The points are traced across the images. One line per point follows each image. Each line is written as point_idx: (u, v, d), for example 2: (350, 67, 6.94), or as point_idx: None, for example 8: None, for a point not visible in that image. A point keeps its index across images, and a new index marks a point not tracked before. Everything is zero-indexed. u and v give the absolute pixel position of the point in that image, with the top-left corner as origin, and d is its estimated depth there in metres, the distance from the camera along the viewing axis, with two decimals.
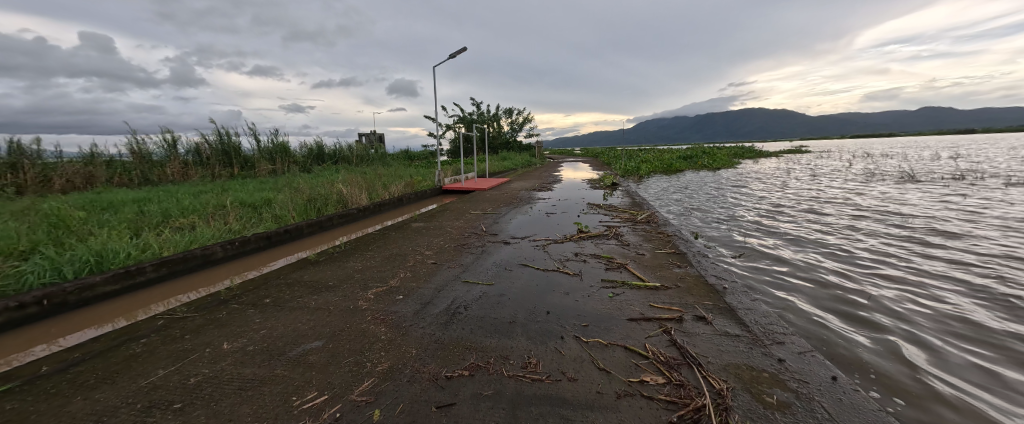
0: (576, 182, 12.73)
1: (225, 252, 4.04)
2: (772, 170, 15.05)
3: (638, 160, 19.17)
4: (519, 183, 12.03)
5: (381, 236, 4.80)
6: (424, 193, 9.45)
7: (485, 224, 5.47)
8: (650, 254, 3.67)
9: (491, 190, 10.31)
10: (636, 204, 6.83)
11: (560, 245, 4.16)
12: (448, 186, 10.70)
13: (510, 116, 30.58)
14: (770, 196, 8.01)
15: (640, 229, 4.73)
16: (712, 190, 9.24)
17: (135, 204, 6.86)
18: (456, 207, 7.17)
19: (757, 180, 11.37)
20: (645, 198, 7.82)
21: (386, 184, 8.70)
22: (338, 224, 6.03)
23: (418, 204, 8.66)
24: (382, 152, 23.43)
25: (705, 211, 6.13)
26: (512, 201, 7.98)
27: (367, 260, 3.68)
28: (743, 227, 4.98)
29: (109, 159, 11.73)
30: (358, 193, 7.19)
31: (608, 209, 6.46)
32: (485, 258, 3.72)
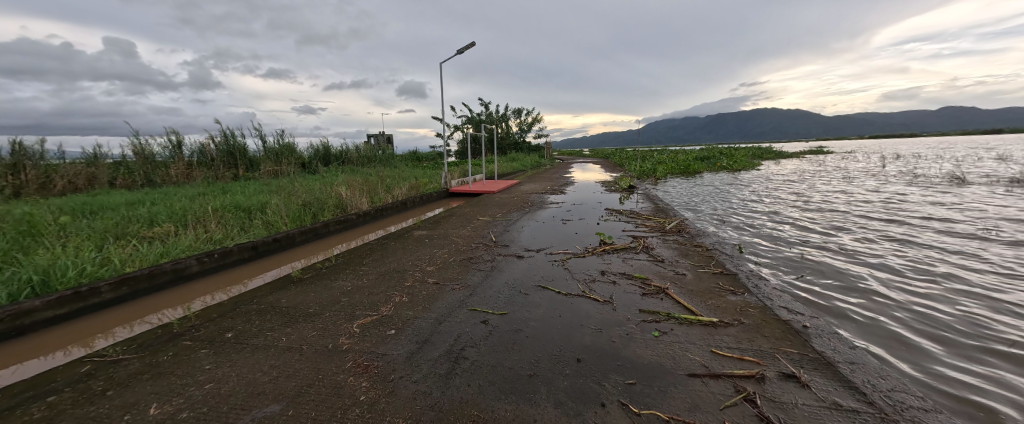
0: (590, 184, 12.13)
1: (201, 266, 3.57)
2: (797, 172, 14.21)
3: (653, 161, 18.46)
4: (529, 185, 11.49)
5: (379, 246, 4.30)
6: (429, 197, 8.96)
7: (494, 233, 4.93)
8: (692, 274, 3.07)
9: (500, 192, 9.79)
10: (659, 210, 6.23)
11: (582, 260, 3.59)
12: (455, 189, 10.22)
13: (519, 116, 30.08)
14: (803, 201, 7.35)
15: (672, 241, 4.13)
16: (737, 194, 8.59)
17: (126, 207, 6.52)
18: (463, 212, 6.65)
19: (783, 183, 10.64)
20: (668, 203, 7.20)
21: (389, 187, 8.24)
22: (335, 232, 5.55)
23: (423, 209, 8.16)
24: (389, 153, 23.13)
25: (739, 219, 5.50)
26: (523, 206, 7.44)
27: (358, 278, 3.16)
28: (787, 238, 4.37)
29: (112, 160, 11.54)
30: (358, 197, 6.73)
31: (630, 215, 5.86)
32: (495, 277, 3.18)
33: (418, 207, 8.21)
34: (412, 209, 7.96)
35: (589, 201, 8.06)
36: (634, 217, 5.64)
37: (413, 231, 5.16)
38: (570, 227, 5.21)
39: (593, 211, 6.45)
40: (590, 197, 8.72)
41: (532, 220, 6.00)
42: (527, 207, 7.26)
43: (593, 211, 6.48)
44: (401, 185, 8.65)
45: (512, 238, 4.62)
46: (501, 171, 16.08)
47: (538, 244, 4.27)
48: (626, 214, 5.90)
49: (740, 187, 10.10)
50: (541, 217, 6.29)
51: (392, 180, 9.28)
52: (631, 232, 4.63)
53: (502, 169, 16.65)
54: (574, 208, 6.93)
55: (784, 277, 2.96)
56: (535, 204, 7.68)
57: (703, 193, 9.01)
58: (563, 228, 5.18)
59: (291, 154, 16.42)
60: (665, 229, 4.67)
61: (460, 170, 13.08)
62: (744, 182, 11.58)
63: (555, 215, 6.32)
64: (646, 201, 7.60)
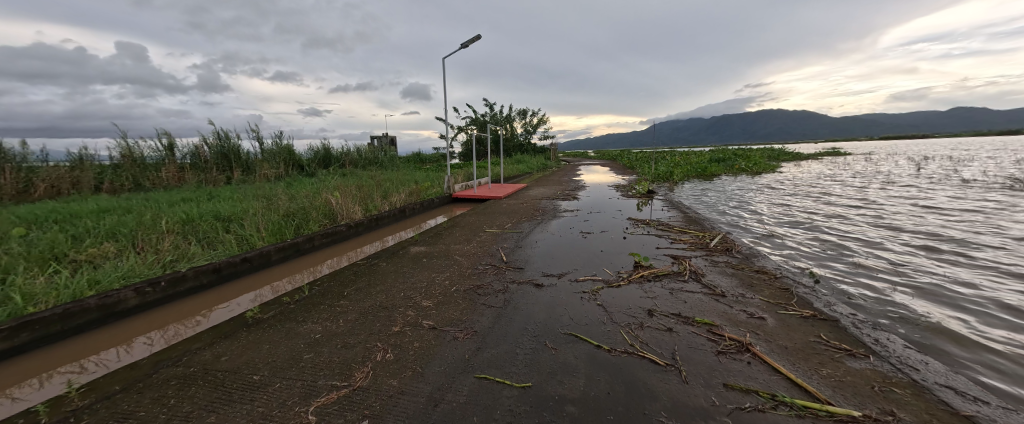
0: (602, 188, 11.41)
1: (143, 300, 2.88)
2: (821, 176, 13.42)
3: (665, 163, 17.75)
4: (538, 190, 10.71)
5: (367, 269, 3.57)
6: (430, 205, 8.23)
7: (503, 251, 4.18)
8: (771, 316, 2.31)
9: (507, 198, 9.11)
10: (691, 221, 5.45)
11: (617, 293, 2.84)
12: (458, 194, 9.55)
13: (524, 118, 29.47)
14: (850, 210, 6.52)
15: (724, 264, 3.37)
16: (770, 201, 7.77)
17: (95, 217, 5.90)
18: (466, 222, 5.91)
19: (815, 188, 9.79)
20: (696, 212, 6.45)
21: (387, 193, 7.55)
22: (321, 248, 4.84)
23: (422, 218, 7.42)
24: (391, 155, 22.56)
25: (786, 232, 4.75)
26: (534, 214, 6.68)
27: (331, 320, 2.43)
28: (860, 258, 3.59)
29: (99, 164, 10.98)
30: (351, 204, 6.05)
31: (659, 227, 5.11)
32: (509, 319, 2.44)
33: (418, 217, 7.47)
34: (411, 218, 7.24)
35: (607, 208, 7.29)
36: (666, 231, 4.86)
37: (409, 247, 4.43)
38: (592, 243, 4.45)
39: (614, 222, 5.68)
40: (606, 204, 7.94)
41: (546, 232, 5.26)
42: (539, 216, 6.50)
43: (615, 221, 5.71)
44: (399, 191, 7.92)
45: (525, 258, 3.87)
46: (508, 174, 15.32)
47: (558, 266, 3.53)
48: (654, 227, 5.13)
49: (768, 193, 9.27)
50: (555, 228, 5.54)
51: (391, 185, 8.57)
52: (669, 251, 3.86)
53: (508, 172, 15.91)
54: (592, 217, 6.18)
55: (900, 321, 2.20)
56: (546, 212, 6.92)
57: (730, 200, 8.18)
58: (583, 243, 4.43)
59: (289, 157, 15.83)
60: (709, 247, 3.90)
61: (465, 174, 12.41)
62: (770, 186, 10.72)
63: (572, 226, 5.56)
64: (672, 209, 6.81)
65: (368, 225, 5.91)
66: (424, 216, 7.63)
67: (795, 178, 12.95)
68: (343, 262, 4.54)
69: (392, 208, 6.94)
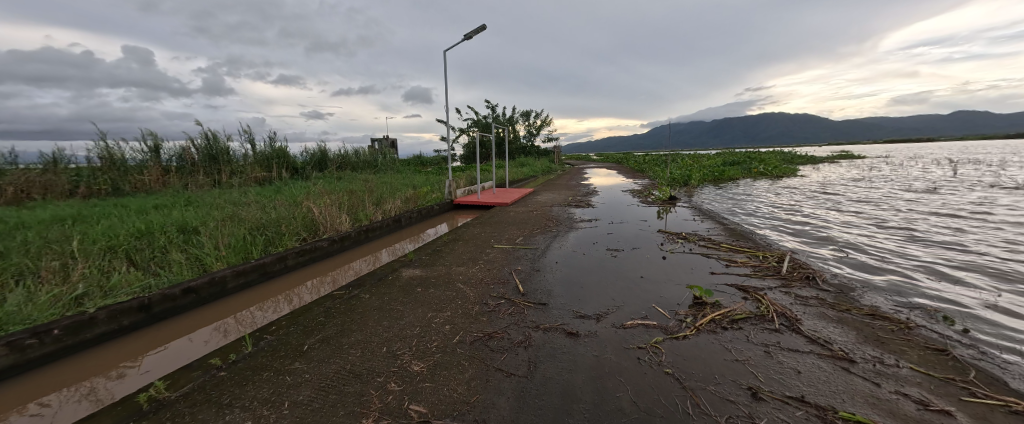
0: (616, 193, 10.60)
1: (21, 358, 2.06)
2: (847, 180, 12.57)
3: (678, 166, 16.95)
4: (546, 195, 9.89)
5: (344, 303, 2.75)
6: (428, 212, 7.38)
7: (518, 276, 3.35)
8: (958, 409, 1.46)
9: (514, 204, 8.31)
10: (735, 234, 4.62)
11: (689, 352, 1.99)
12: (461, 199, 8.77)
13: (528, 120, 28.74)
14: (910, 219, 5.68)
15: (814, 301, 2.55)
16: (809, 209, 6.93)
17: (42, 227, 5.12)
18: (470, 236, 5.08)
19: (851, 194, 8.95)
20: (734, 222, 5.63)
21: (381, 200, 6.75)
22: (295, 270, 4.01)
23: (419, 229, 6.59)
24: (391, 158, 21.81)
25: (858, 250, 3.93)
26: (546, 225, 5.88)
27: (271, 405, 1.61)
28: (983, 288, 2.77)
29: (76, 166, 10.23)
30: (337, 213, 5.27)
31: (701, 243, 4.29)
32: (542, 408, 1.60)
33: (414, 228, 6.63)
34: (406, 229, 6.41)
35: (628, 217, 6.47)
36: (711, 248, 4.03)
37: (401, 269, 3.61)
38: (626, 264, 3.63)
39: (642, 235, 4.87)
40: (625, 212, 7.12)
41: (564, 248, 4.44)
42: (553, 227, 5.68)
43: (643, 234, 4.89)
44: (393, 197, 7.09)
45: (548, 288, 3.05)
46: (513, 179, 14.51)
47: (594, 302, 2.70)
48: (694, 243, 4.30)
49: (801, 200, 8.43)
50: (575, 242, 4.72)
51: (387, 191, 7.78)
52: (731, 281, 3.01)
53: (513, 176, 15.11)
54: (614, 229, 5.36)
55: None
56: (561, 221, 6.16)
57: (763, 208, 7.35)
58: (615, 265, 3.62)
59: (283, 160, 15.08)
60: (781, 274, 3.06)
61: (467, 177, 11.62)
62: (800, 192, 9.87)
63: (594, 240, 4.75)
64: (703, 218, 5.98)
65: (355, 239, 5.07)
66: (421, 226, 6.81)
67: (821, 183, 12.12)
68: (319, 288, 3.70)
69: (385, 217, 6.10)
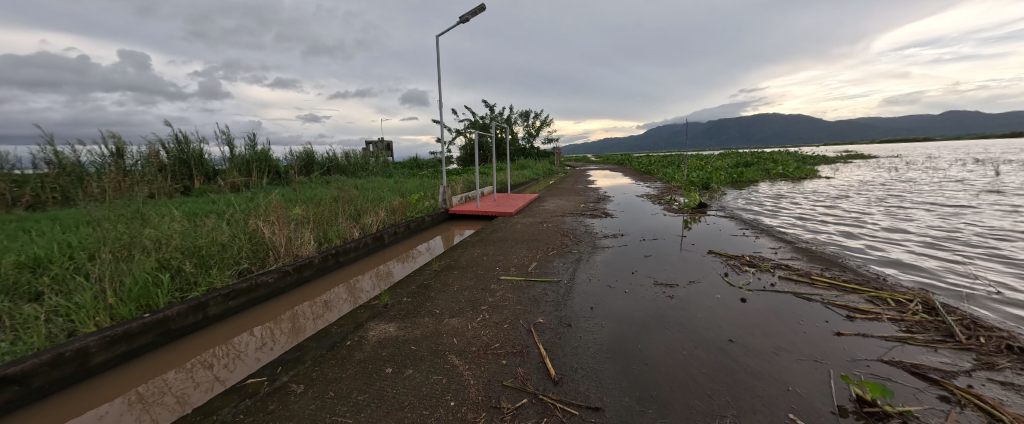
0: (630, 198, 9.53)
1: None
2: (879, 182, 11.57)
3: (690, 168, 15.96)
4: (553, 202, 8.81)
5: (257, 412, 1.62)
6: (418, 226, 6.25)
7: (544, 341, 2.23)
8: None
9: (518, 213, 7.23)
10: (817, 258, 3.52)
11: None
12: (458, 207, 7.68)
13: (528, 121, 27.71)
14: (1006, 231, 4.65)
15: None
16: (868, 217, 5.89)
17: None
18: (467, 261, 3.95)
19: (898, 199, 7.93)
20: (795, 238, 4.55)
21: (362, 212, 5.65)
22: (227, 319, 2.87)
23: (406, 249, 5.45)
24: (384, 161, 20.67)
25: (998, 281, 2.87)
26: (563, 242, 4.78)
27: None
28: None
29: (23, 174, 9.02)
30: (301, 230, 4.15)
31: (779, 274, 3.19)
32: None
33: (399, 247, 5.49)
34: (390, 249, 5.27)
35: (659, 230, 5.40)
36: (804, 284, 2.92)
37: (369, 324, 2.47)
38: (696, 313, 2.52)
39: (691, 259, 3.75)
40: (651, 223, 6.04)
41: (596, 280, 3.32)
42: (572, 246, 4.58)
43: (694, 259, 3.77)
44: (375, 208, 5.92)
45: (596, 369, 1.92)
46: (514, 183, 13.38)
47: (685, 408, 1.58)
48: (771, 275, 3.20)
49: (845, 206, 7.41)
50: (606, 270, 3.59)
51: (370, 200, 6.64)
52: (886, 357, 1.91)
53: (514, 180, 14.00)
54: (649, 250, 4.25)
55: None
56: (579, 236, 5.07)
57: (811, 216, 6.30)
58: (681, 314, 2.51)
59: (263, 164, 13.84)
60: (958, 341, 1.96)
61: (466, 181, 10.52)
62: (836, 197, 8.86)
63: (630, 266, 3.65)
64: (753, 231, 4.89)
65: (321, 267, 3.92)
66: (409, 244, 5.67)
67: (851, 185, 11.11)
68: (254, 349, 2.58)
69: (363, 234, 4.95)
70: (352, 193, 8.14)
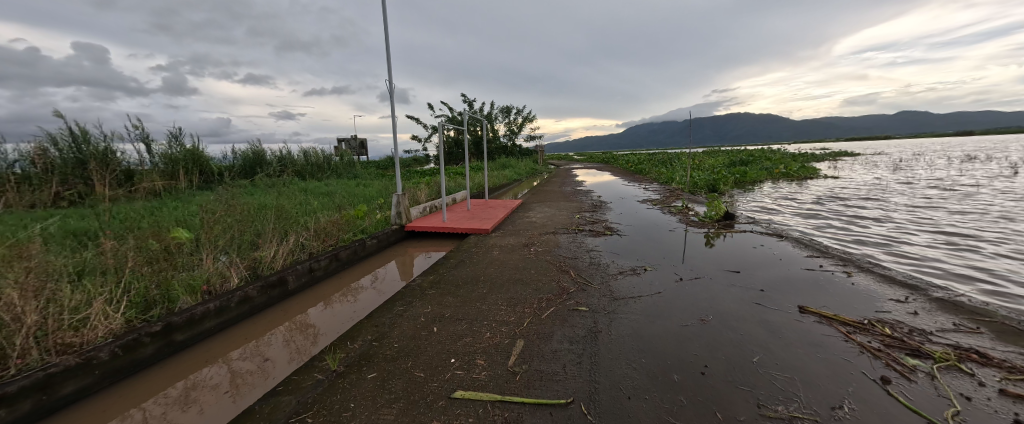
0: (630, 205, 8.03)
1: None
2: (895, 183, 10.51)
3: (686, 166, 14.70)
4: (540, 211, 7.18)
5: None
6: (356, 253, 4.43)
7: None
8: None
9: (495, 229, 5.56)
10: (1011, 336, 2.02)
11: None
12: (418, 221, 5.93)
13: (509, 117, 25.98)
14: None
15: None
16: (947, 235, 4.55)
17: None
18: (401, 342, 2.24)
19: (943, 207, 6.72)
20: (902, 274, 3.09)
21: (263, 240, 3.85)
22: None
23: (328, 293, 3.66)
24: (349, 160, 18.49)
25: None
26: (562, 288, 3.13)
27: None
28: None
29: None
30: (102, 291, 2.36)
31: (997, 385, 1.64)
32: None
33: (319, 289, 3.68)
34: (301, 296, 3.45)
35: (694, 258, 3.83)
36: None
37: None
38: None
39: (790, 337, 2.16)
40: (673, 245, 4.50)
41: (642, 398, 1.68)
42: (576, 296, 2.95)
43: (792, 334, 2.19)
44: (286, 233, 4.10)
45: None
46: (492, 186, 11.63)
47: None
48: (976, 385, 1.65)
49: (892, 215, 6.14)
50: (654, 366, 1.94)
51: (291, 218, 4.83)
52: None
53: (493, 182, 12.24)
54: (703, 306, 2.65)
55: None
56: (583, 274, 3.44)
57: (869, 231, 4.94)
58: None
59: (193, 166, 11.54)
60: None
61: (435, 186, 8.76)
62: (866, 202, 7.64)
63: (693, 355, 2.02)
64: (833, 263, 3.39)
65: (119, 367, 2.08)
66: (338, 284, 3.88)
67: (867, 187, 10.02)
68: None
69: (248, 279, 3.13)
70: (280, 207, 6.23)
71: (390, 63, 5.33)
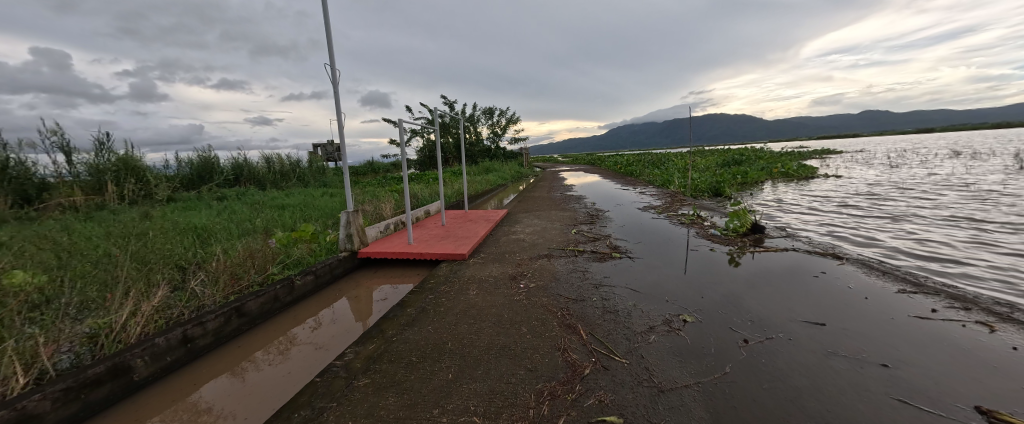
0: (631, 213, 7.00)
1: None
2: (903, 182, 9.88)
3: (680, 168, 13.93)
4: (529, 225, 6.07)
5: None
6: (279, 299, 3.17)
7: None
8: None
9: (473, 254, 4.40)
10: None
11: None
12: (376, 244, 4.70)
13: (493, 118, 24.90)
14: None
15: None
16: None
17: None
18: None
19: (982, 209, 5.98)
20: None
21: (122, 294, 2.56)
22: None
23: (216, 374, 2.41)
24: (319, 166, 16.98)
25: None
26: (570, 367, 2.00)
27: None
28: None
29: None
30: None
31: None
32: None
33: (202, 368, 2.42)
34: (165, 386, 2.21)
35: (747, 296, 2.77)
36: None
37: None
38: None
39: None
40: (706, 272, 3.43)
41: None
42: (597, 387, 1.82)
43: None
44: (162, 281, 2.84)
45: None
46: (473, 194, 10.43)
47: None
48: None
49: (935, 220, 5.31)
50: None
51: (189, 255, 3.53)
52: None
53: (475, 188, 11.03)
54: (814, 408, 1.58)
55: None
56: (599, 336, 2.32)
57: (932, 243, 4.04)
58: None
59: (126, 177, 9.78)
60: None
61: (407, 197, 7.56)
62: (890, 204, 6.87)
63: None
64: (950, 308, 2.39)
65: None
66: (240, 352, 2.64)
67: (877, 186, 9.36)
68: None
69: (53, 377, 1.87)
70: (198, 235, 4.89)
71: (332, 44, 4.11)
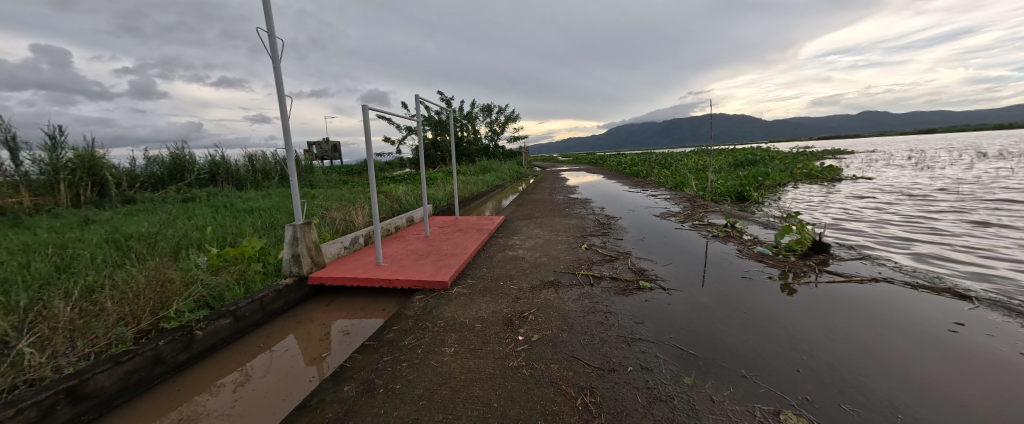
0: (648, 221, 6.00)
1: None
2: (947, 184, 8.86)
3: (692, 168, 12.93)
4: (529, 236, 5.08)
5: None
6: (163, 362, 2.15)
7: None
8: None
9: (456, 281, 3.39)
10: None
11: None
12: (334, 264, 3.68)
13: (492, 116, 23.88)
14: None
15: None
16: None
17: None
18: None
19: None
20: None
21: None
22: None
23: None
24: (307, 165, 15.89)
25: None
26: None
27: None
28: None
29: None
30: None
31: None
32: None
33: None
34: None
35: (872, 374, 1.78)
36: None
37: None
38: None
39: None
40: (781, 316, 2.44)
41: None
42: None
43: None
44: None
45: None
46: (467, 196, 9.42)
47: None
48: None
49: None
50: None
51: (51, 299, 2.48)
52: None
53: (469, 189, 9.96)
54: None
55: None
56: None
57: None
58: None
59: (83, 177, 8.64)
60: None
61: (389, 202, 6.54)
62: (951, 210, 5.89)
63: None
64: None
65: None
66: None
67: (920, 189, 8.37)
68: None
69: None
70: (113, 254, 3.84)
71: (270, 1, 3.03)
